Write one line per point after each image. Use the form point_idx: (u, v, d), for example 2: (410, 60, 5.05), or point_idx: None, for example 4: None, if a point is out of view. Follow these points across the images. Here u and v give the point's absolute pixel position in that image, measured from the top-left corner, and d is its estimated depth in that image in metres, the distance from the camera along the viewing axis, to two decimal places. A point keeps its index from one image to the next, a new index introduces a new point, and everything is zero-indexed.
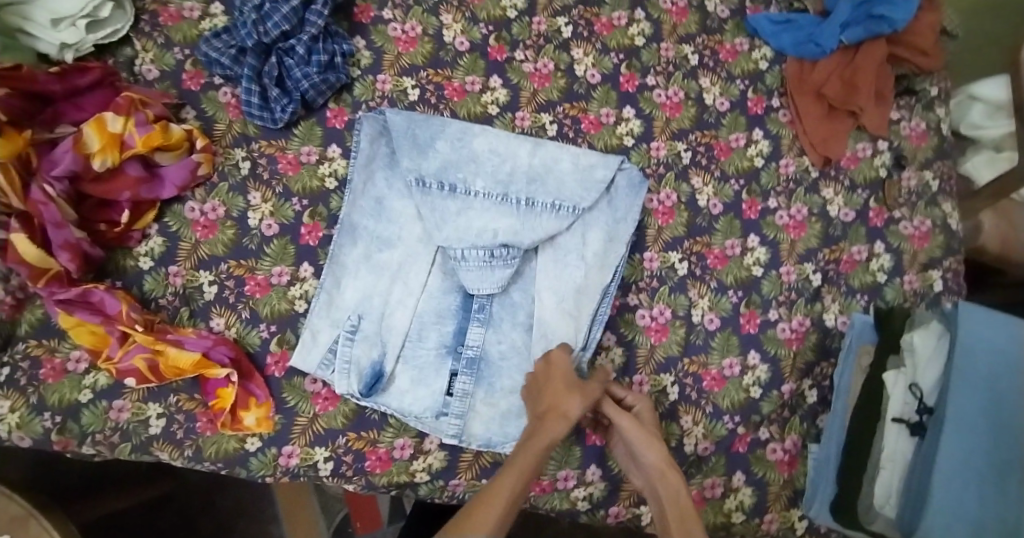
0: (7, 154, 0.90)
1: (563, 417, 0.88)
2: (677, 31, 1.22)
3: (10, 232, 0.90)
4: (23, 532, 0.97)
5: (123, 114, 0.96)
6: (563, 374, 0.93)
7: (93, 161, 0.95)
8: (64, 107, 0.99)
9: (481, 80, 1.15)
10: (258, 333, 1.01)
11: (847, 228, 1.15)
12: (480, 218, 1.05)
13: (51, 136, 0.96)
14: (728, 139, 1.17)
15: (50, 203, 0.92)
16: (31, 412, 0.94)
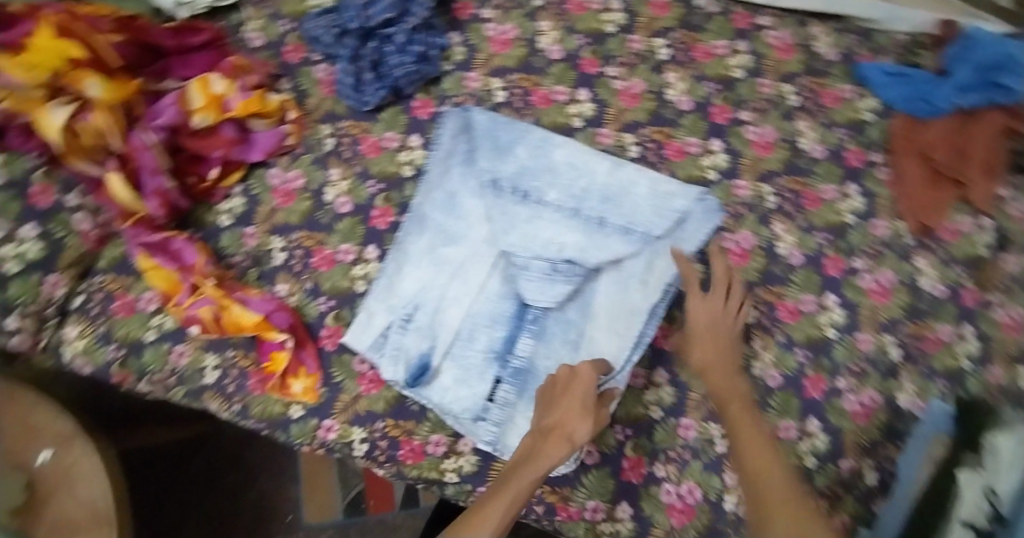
0: (115, 99, 0.97)
1: (567, 441, 0.90)
2: (781, 68, 1.17)
3: (108, 171, 0.98)
4: (68, 450, 1.16)
5: (227, 76, 1.01)
6: (580, 391, 0.93)
7: (194, 117, 1.00)
8: (174, 63, 1.05)
9: (569, 91, 1.14)
10: (316, 305, 1.04)
11: (936, 303, 1.04)
12: (548, 229, 1.05)
13: (158, 88, 1.02)
14: (818, 188, 1.11)
15: (148, 150, 0.98)
16: (98, 341, 1.00)
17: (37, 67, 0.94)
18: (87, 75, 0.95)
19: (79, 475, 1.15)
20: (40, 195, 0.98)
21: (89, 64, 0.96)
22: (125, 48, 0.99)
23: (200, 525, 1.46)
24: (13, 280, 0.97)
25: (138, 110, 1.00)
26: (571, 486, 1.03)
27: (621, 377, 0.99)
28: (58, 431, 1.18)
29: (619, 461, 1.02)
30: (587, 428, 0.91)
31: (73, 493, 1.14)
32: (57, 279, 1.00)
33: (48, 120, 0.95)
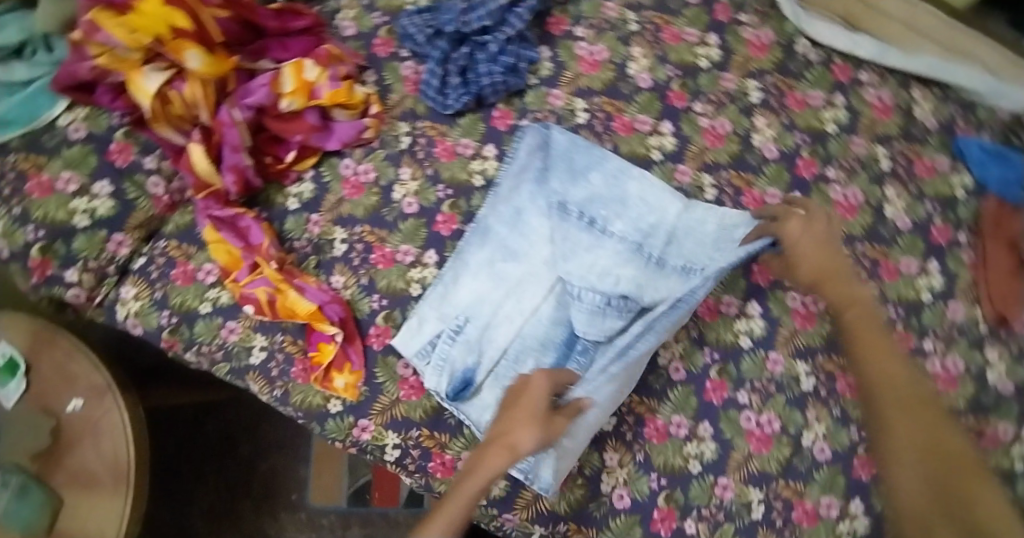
0: (212, 73, 0.96)
1: (511, 452, 0.82)
2: (874, 129, 1.12)
3: (191, 142, 0.98)
4: (98, 403, 1.18)
5: (321, 65, 1.00)
6: (535, 399, 0.87)
7: (282, 101, 0.99)
8: (271, 43, 1.03)
9: (652, 121, 1.11)
10: (368, 302, 1.03)
11: (1000, 400, 1.01)
12: (609, 261, 1.04)
13: (252, 67, 1.01)
14: (898, 260, 1.08)
15: (233, 127, 0.98)
16: (152, 306, 1.01)
17: (140, 31, 0.93)
18: (188, 46, 0.94)
19: (105, 429, 1.17)
20: (119, 153, 0.99)
21: (191, 35, 0.94)
22: (228, 23, 0.98)
23: (213, 486, 1.49)
24: (80, 234, 0.98)
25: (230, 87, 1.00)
26: (597, 529, 0.99)
27: (593, 387, 0.92)
28: (90, 384, 1.19)
29: (650, 510, 0.98)
30: (531, 436, 0.83)
31: (98, 448, 1.16)
32: (122, 239, 1.01)
33: (142, 84, 0.95)
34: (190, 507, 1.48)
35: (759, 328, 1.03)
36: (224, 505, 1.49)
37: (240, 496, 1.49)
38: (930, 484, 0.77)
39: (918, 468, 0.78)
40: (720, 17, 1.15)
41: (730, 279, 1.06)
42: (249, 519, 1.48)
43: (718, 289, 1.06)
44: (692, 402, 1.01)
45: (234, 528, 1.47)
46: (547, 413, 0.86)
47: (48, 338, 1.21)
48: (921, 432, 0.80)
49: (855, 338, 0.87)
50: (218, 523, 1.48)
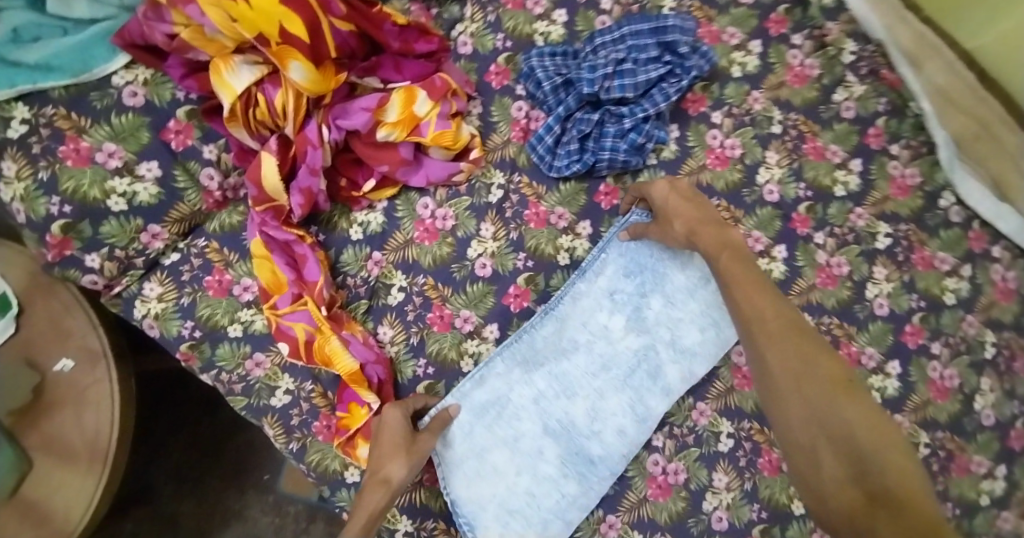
0: (313, 89, 0.84)
1: (387, 486, 0.81)
2: (991, 311, 1.03)
3: (265, 150, 0.86)
4: (90, 370, 1.00)
5: (433, 99, 0.88)
6: (387, 433, 0.85)
7: (380, 129, 0.88)
8: (385, 61, 0.90)
9: (766, 240, 1.00)
10: (413, 366, 0.92)
11: None
12: (599, 326, 0.95)
13: (357, 83, 0.89)
14: (969, 457, 1.01)
15: (318, 148, 0.87)
16: (176, 312, 0.89)
17: (243, 23, 0.81)
18: (293, 55, 0.82)
19: (93, 402, 0.99)
20: (177, 134, 0.87)
21: (301, 44, 0.82)
22: (347, 37, 0.86)
23: (184, 444, 1.25)
24: (112, 218, 0.86)
25: (327, 101, 0.87)
26: None
27: (460, 393, 0.92)
28: (85, 345, 1.01)
29: None
30: (400, 465, 0.82)
31: (81, 415, 0.99)
32: (158, 232, 0.88)
33: (230, 80, 0.83)
34: (160, 458, 1.24)
35: None
36: (196, 466, 1.25)
37: (212, 463, 1.25)
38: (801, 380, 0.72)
39: (807, 397, 0.72)
40: (870, 141, 1.02)
41: None
42: (216, 490, 1.24)
43: None
44: None
45: (199, 501, 1.23)
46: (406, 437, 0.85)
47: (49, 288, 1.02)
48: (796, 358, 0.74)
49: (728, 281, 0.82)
50: (183, 490, 1.24)
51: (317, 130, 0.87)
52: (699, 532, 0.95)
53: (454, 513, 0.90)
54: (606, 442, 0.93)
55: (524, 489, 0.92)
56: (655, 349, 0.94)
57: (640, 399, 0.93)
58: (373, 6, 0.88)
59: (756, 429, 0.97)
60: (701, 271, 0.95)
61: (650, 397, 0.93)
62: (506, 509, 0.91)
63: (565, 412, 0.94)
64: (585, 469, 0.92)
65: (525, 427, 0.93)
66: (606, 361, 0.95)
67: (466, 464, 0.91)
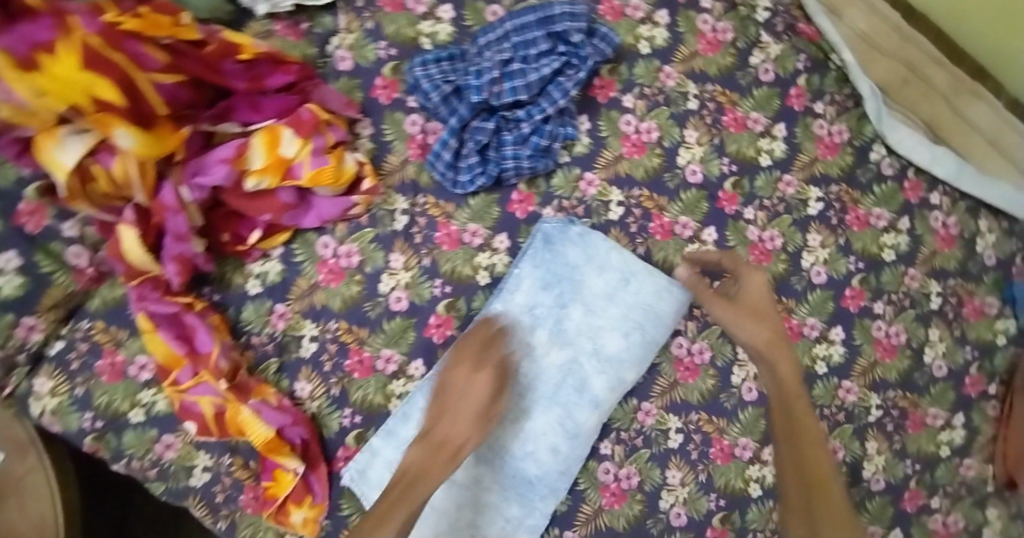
0: (151, 152, 0.75)
1: (454, 457, 0.82)
2: (933, 261, 0.99)
3: (122, 226, 0.76)
4: (18, 459, 0.81)
5: (301, 136, 0.80)
6: (477, 390, 0.84)
7: (248, 179, 0.79)
8: (239, 102, 0.80)
9: (694, 225, 0.95)
10: (338, 418, 0.88)
11: None
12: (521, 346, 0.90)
13: (212, 130, 0.80)
14: (925, 411, 0.99)
15: (180, 212, 0.77)
16: (72, 404, 0.82)
17: (50, 95, 0.69)
18: (116, 121, 0.72)
19: (32, 495, 0.81)
20: (30, 215, 0.79)
21: (121, 109, 0.72)
22: (175, 89, 0.75)
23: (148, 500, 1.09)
24: None
25: (179, 157, 0.78)
26: None
27: (386, 431, 0.88)
28: (9, 433, 0.82)
29: None
30: (473, 431, 0.83)
31: (23, 510, 0.80)
32: (34, 323, 0.81)
33: (57, 156, 0.72)
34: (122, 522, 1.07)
35: (770, 476, 0.96)
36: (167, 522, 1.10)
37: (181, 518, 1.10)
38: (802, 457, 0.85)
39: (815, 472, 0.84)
40: (793, 103, 0.97)
41: (750, 419, 0.96)
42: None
43: (734, 429, 0.96)
44: None
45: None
46: (487, 404, 0.84)
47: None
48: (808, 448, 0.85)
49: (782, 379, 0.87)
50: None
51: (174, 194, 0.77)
52: (659, 531, 0.94)
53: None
54: (541, 462, 0.90)
55: (467, 522, 0.90)
56: (579, 361, 0.91)
57: (569, 416, 0.90)
58: (204, 45, 0.77)
59: (703, 419, 0.95)
60: (619, 273, 0.91)
61: (579, 411, 0.90)
62: None
63: (495, 439, 0.90)
64: (524, 491, 0.90)
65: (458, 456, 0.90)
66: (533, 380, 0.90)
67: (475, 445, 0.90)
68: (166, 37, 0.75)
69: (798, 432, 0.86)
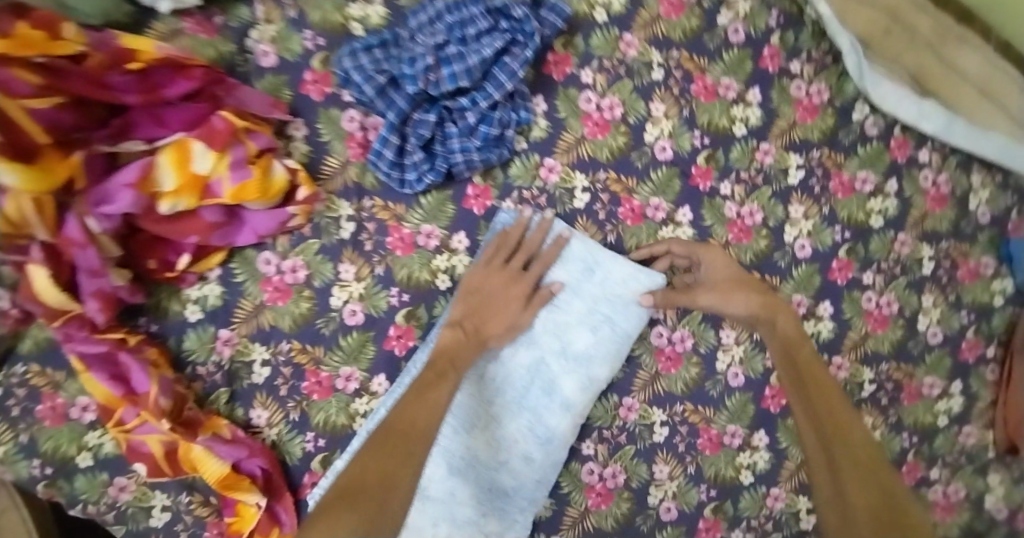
0: (42, 188, 0.66)
1: (479, 347, 0.83)
2: (924, 223, 0.94)
3: (29, 268, 0.69)
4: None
5: (215, 148, 0.71)
6: (518, 287, 0.83)
7: (162, 203, 0.71)
8: (138, 117, 0.71)
9: (667, 206, 0.88)
10: (302, 443, 0.85)
11: (992, 524, 0.99)
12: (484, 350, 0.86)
13: (112, 151, 0.71)
14: (921, 382, 0.95)
15: (89, 247, 0.70)
16: (17, 452, 0.77)
17: None
18: None
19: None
20: None
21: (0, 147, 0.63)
22: (55, 114, 0.67)
23: None
24: None
25: (79, 186, 0.69)
26: None
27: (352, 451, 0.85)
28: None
29: None
30: (501, 332, 0.83)
31: None
32: None
33: None
34: None
35: (762, 460, 0.92)
36: None
37: None
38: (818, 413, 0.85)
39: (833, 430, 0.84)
40: (767, 65, 0.89)
41: (737, 406, 0.91)
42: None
43: (721, 416, 0.91)
44: None
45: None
46: (523, 302, 0.84)
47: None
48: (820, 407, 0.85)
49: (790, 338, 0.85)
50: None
51: (79, 227, 0.69)
52: (650, 527, 0.91)
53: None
54: (516, 471, 0.87)
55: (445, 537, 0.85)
56: (547, 362, 0.86)
57: (539, 420, 0.87)
58: (85, 58, 0.68)
59: (689, 409, 0.90)
60: (583, 268, 0.86)
61: (548, 415, 0.87)
62: None
63: (465, 449, 0.85)
64: (502, 503, 0.87)
65: (429, 473, 0.85)
66: (499, 384, 0.87)
67: (476, 383, 0.86)
68: (39, 57, 0.65)
69: (807, 384, 0.85)
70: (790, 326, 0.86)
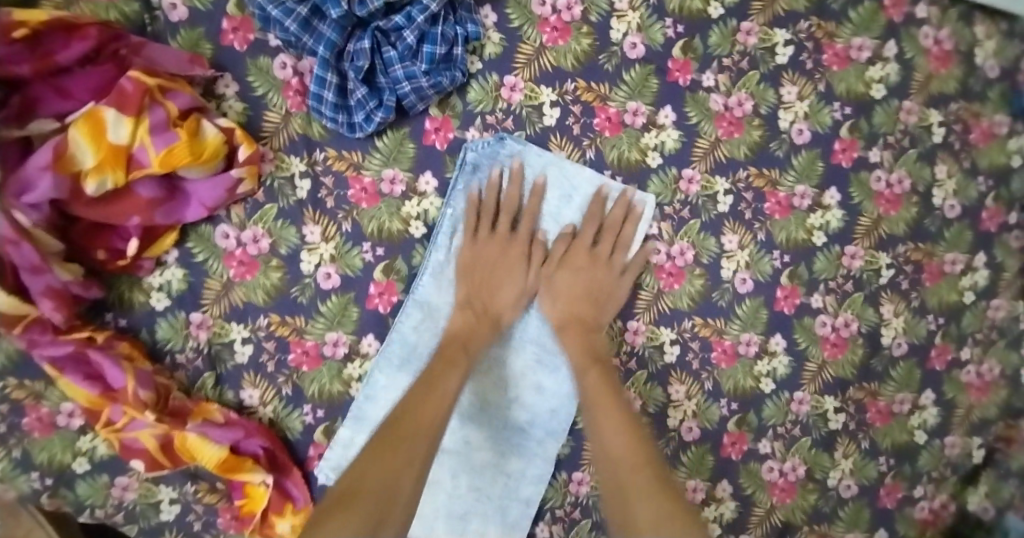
0: None
1: (495, 327, 0.79)
2: (929, 87, 0.86)
3: None
4: (13, 523, 0.77)
5: (129, 113, 0.63)
6: (518, 257, 0.80)
7: (87, 183, 0.63)
8: (40, 90, 0.64)
9: (647, 109, 0.81)
10: (300, 417, 0.78)
11: None
12: None
13: (23, 135, 0.64)
14: (943, 259, 0.88)
15: (22, 242, 0.63)
16: (13, 468, 0.75)
17: None
18: None
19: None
20: None
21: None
22: None
23: None
24: None
25: None
26: None
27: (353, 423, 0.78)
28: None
29: None
30: (511, 300, 0.80)
31: None
32: None
33: None
34: None
35: (783, 366, 0.86)
36: None
37: None
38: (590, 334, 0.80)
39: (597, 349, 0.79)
40: None
41: (749, 313, 0.85)
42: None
43: (733, 326, 0.85)
44: (708, 463, 0.87)
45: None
46: (542, 262, 0.81)
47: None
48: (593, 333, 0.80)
49: (567, 272, 0.80)
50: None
51: (7, 222, 0.62)
52: (674, 450, 0.86)
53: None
54: (527, 405, 0.83)
55: (467, 487, 0.82)
56: (537, 293, 0.82)
57: (543, 348, 0.83)
58: None
59: (699, 324, 0.84)
60: (560, 190, 0.80)
61: (551, 340, 0.83)
62: (456, 514, 0.82)
63: (473, 395, 0.82)
64: (519, 442, 0.83)
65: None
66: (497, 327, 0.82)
67: None
68: None
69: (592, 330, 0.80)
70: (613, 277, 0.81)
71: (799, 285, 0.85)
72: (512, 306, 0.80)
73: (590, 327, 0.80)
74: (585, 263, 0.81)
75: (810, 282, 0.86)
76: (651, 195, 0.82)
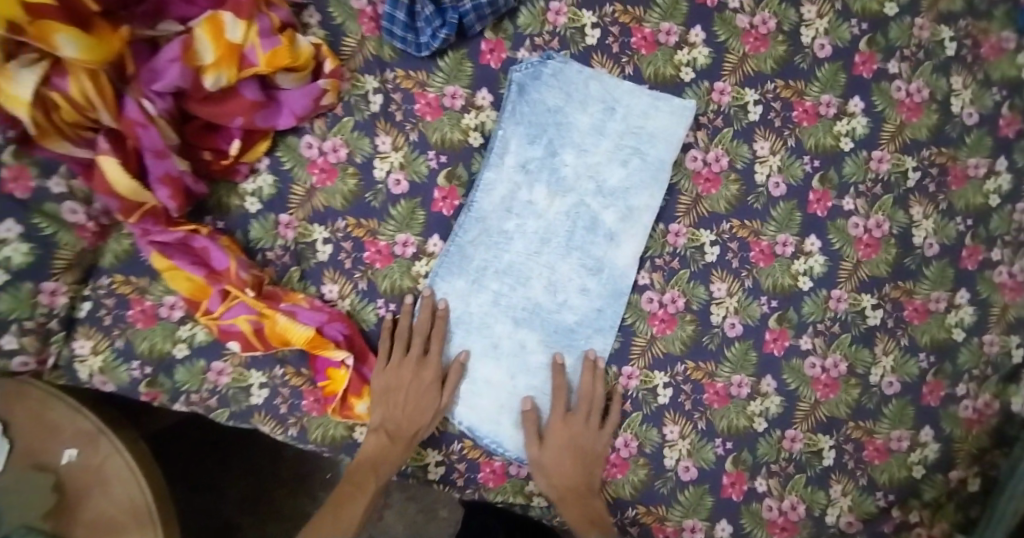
0: (101, 60, 0.73)
1: (409, 445, 0.83)
2: (939, 5, 0.94)
3: (99, 153, 0.76)
4: (93, 450, 0.85)
5: (243, 18, 0.78)
6: (427, 374, 0.84)
7: (205, 76, 0.77)
8: None
9: (679, 29, 0.90)
10: (374, 310, 0.87)
11: None
12: (523, 195, 0.88)
13: (151, 35, 0.79)
14: (966, 163, 0.94)
15: (151, 126, 0.77)
16: (117, 358, 0.83)
17: None
18: (54, 27, 0.70)
19: (116, 478, 0.84)
20: (14, 180, 0.77)
21: (58, 13, 0.70)
22: None
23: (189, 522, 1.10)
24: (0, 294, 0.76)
25: (130, 69, 0.77)
26: (666, 507, 0.90)
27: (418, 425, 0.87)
28: (77, 428, 0.85)
29: (718, 477, 0.91)
30: (431, 419, 0.84)
31: (108, 491, 0.84)
32: (55, 287, 0.80)
33: (10, 88, 0.71)
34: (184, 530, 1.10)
35: (819, 264, 0.92)
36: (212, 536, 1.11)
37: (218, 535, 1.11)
38: (568, 475, 0.84)
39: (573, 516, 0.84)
40: None
41: (784, 215, 0.91)
42: (282, 481, 1.14)
43: (770, 227, 0.91)
44: (752, 358, 0.92)
45: (279, 521, 1.13)
46: (537, 439, 0.85)
47: (12, 389, 0.86)
48: (571, 474, 0.84)
49: (558, 433, 0.85)
50: (260, 517, 1.12)
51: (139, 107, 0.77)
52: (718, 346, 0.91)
53: (475, 439, 0.87)
54: (576, 307, 0.89)
55: (526, 388, 0.88)
56: (586, 203, 0.89)
57: (588, 254, 0.89)
58: None
59: (737, 226, 0.91)
60: (604, 103, 0.89)
61: (595, 244, 0.89)
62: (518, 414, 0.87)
63: (527, 299, 0.88)
64: (569, 340, 0.89)
65: (498, 331, 0.87)
66: (548, 237, 0.89)
67: (500, 261, 0.88)
68: None
69: (583, 491, 0.84)
70: (603, 442, 0.86)
71: (830, 189, 0.92)
72: (423, 423, 0.84)
73: (584, 493, 0.84)
74: (564, 430, 0.85)
75: (841, 186, 0.92)
76: (686, 97, 0.90)
